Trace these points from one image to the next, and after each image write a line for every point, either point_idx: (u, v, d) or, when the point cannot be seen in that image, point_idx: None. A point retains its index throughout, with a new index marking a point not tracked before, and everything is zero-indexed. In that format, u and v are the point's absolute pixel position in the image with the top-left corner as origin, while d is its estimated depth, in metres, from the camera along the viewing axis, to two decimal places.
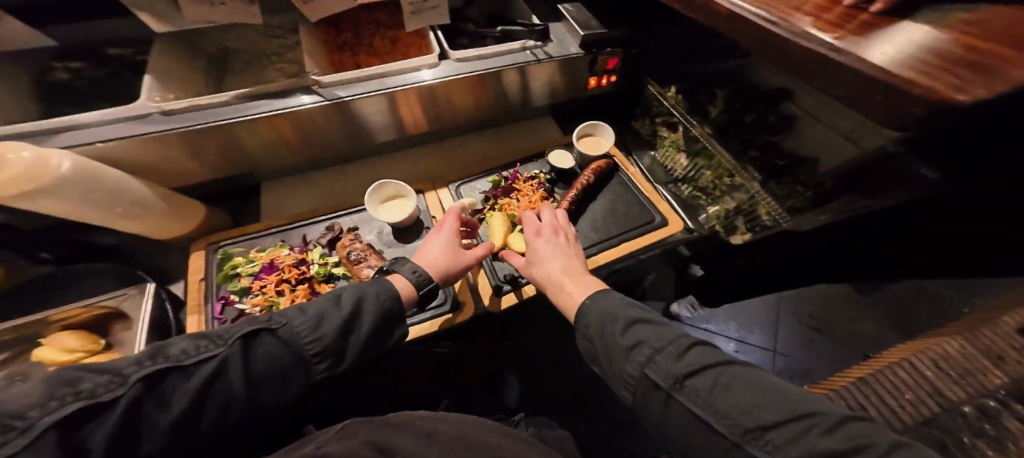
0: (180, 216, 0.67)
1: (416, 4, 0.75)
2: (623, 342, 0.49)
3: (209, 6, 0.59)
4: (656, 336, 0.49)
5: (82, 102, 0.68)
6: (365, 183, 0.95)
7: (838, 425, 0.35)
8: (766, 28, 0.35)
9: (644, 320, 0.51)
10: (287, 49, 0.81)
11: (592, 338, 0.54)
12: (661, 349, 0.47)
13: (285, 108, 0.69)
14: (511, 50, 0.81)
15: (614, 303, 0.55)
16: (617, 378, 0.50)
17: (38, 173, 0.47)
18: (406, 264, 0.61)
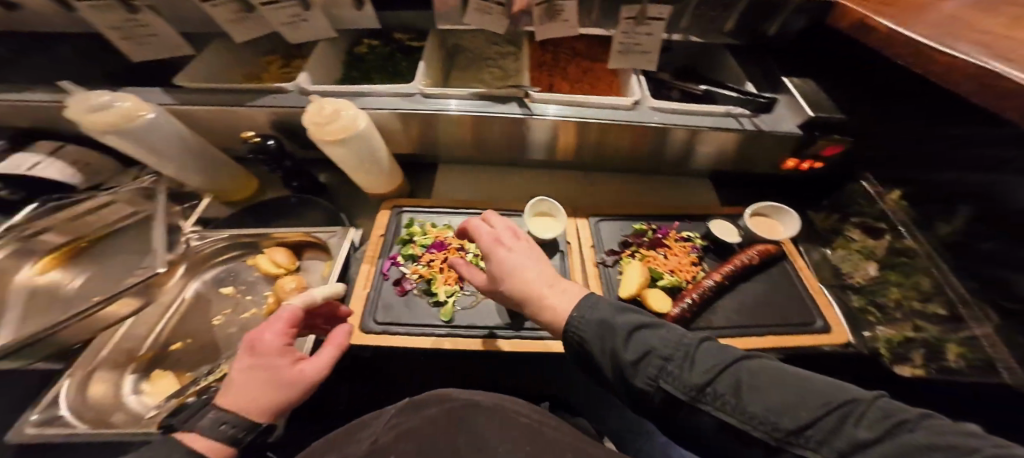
0: (391, 176, 0.81)
1: (628, 42, 0.71)
2: (625, 353, 0.40)
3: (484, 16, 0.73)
4: (666, 339, 0.40)
5: (364, 68, 0.89)
6: (522, 190, 1.02)
7: (877, 407, 0.27)
8: None
9: (643, 324, 0.42)
10: (502, 56, 0.95)
11: (592, 356, 0.44)
12: (672, 354, 0.38)
13: (505, 112, 0.77)
14: (713, 112, 0.75)
15: (606, 309, 0.45)
16: (621, 392, 0.41)
17: (352, 128, 0.62)
18: (206, 412, 0.40)
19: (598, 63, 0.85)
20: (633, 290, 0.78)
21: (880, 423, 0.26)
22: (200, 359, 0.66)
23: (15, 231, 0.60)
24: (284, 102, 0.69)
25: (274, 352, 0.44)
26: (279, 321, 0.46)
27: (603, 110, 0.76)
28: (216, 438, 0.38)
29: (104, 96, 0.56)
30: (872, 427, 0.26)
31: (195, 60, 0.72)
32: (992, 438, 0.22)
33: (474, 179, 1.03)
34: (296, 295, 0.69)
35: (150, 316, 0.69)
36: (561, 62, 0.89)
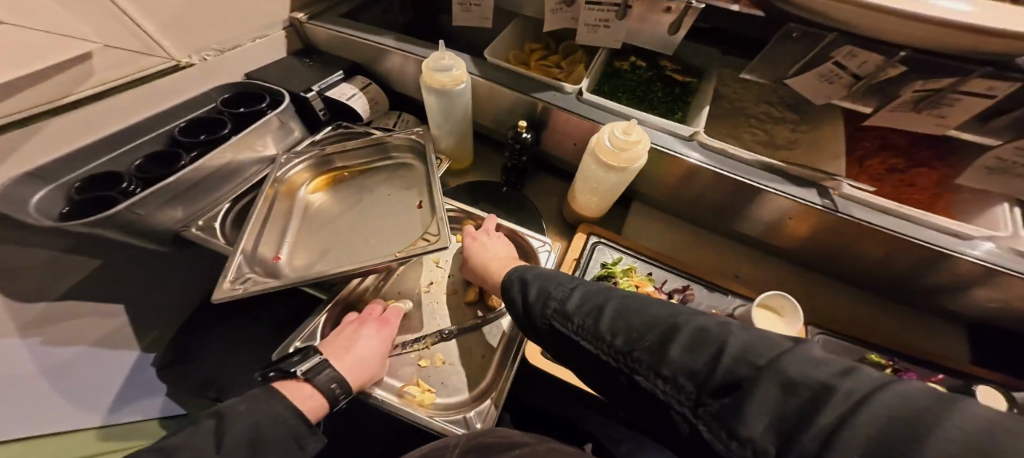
0: (612, 203, 0.75)
1: (1009, 166, 0.53)
2: (527, 298, 0.46)
3: (823, 82, 0.56)
4: (556, 282, 0.46)
5: (621, 84, 0.84)
6: (722, 261, 0.89)
7: (693, 331, 0.31)
8: None
9: (546, 273, 0.48)
10: (769, 120, 0.77)
11: (512, 306, 0.49)
12: (559, 295, 0.43)
13: (796, 196, 0.63)
14: None
15: (526, 268, 0.50)
16: (529, 331, 0.47)
17: (640, 161, 0.59)
18: (324, 370, 0.50)
19: (918, 168, 0.66)
20: None
21: (703, 350, 0.29)
22: (408, 326, 0.64)
23: (317, 149, 0.69)
24: (565, 104, 0.70)
25: (386, 340, 0.57)
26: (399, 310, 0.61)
27: (939, 235, 0.58)
28: (325, 393, 0.49)
29: (451, 59, 0.58)
30: (693, 350, 0.29)
31: (497, 44, 0.81)
32: (800, 368, 0.24)
33: (672, 228, 0.93)
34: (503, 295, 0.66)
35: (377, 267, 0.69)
36: (857, 149, 0.70)
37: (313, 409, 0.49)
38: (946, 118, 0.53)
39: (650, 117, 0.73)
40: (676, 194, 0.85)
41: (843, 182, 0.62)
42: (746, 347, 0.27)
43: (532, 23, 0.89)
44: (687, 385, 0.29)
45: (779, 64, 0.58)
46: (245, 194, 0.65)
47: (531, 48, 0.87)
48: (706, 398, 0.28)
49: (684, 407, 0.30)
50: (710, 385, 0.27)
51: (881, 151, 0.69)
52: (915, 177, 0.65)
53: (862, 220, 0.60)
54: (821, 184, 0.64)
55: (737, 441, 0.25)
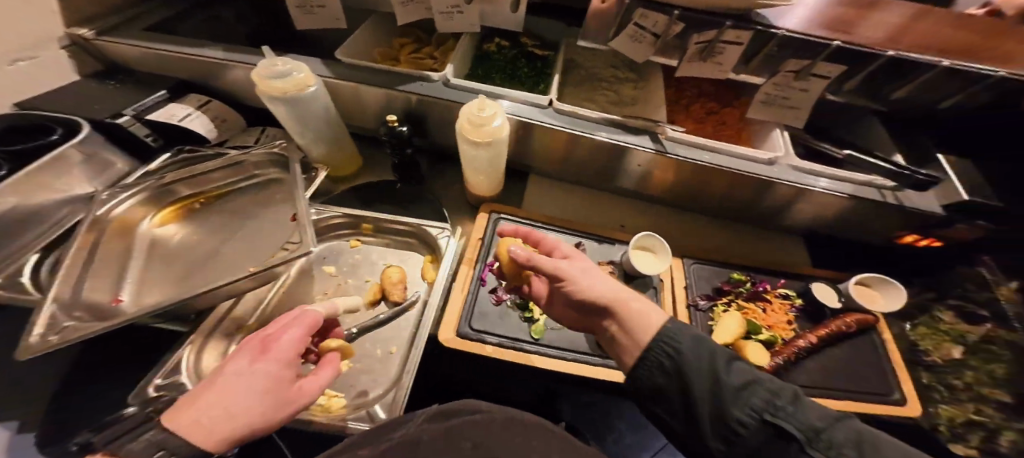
0: (498, 180, 0.80)
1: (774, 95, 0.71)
2: (732, 380, 0.38)
3: (634, 42, 0.67)
4: (767, 380, 0.38)
5: (492, 68, 0.88)
6: (609, 215, 1.01)
7: None
8: None
9: (745, 363, 0.41)
10: (620, 81, 0.94)
11: (676, 366, 0.41)
12: (778, 396, 0.36)
13: (634, 145, 0.75)
14: (858, 180, 0.73)
15: (714, 345, 0.42)
16: (704, 413, 0.37)
17: (503, 135, 0.64)
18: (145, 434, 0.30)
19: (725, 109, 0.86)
20: (728, 339, 0.76)
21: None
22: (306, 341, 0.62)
23: (153, 179, 0.62)
24: (429, 91, 0.72)
25: (274, 369, 0.39)
26: (302, 325, 0.45)
27: (741, 161, 0.73)
28: None
29: (284, 64, 0.56)
30: None
31: (350, 39, 0.78)
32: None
33: (565, 194, 1.02)
34: (401, 288, 0.67)
35: (258, 291, 0.65)
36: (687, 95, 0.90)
37: None
38: (723, 64, 0.67)
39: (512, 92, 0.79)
40: (560, 163, 0.93)
41: (666, 127, 0.75)
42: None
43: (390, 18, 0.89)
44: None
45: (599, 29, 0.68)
46: (62, 239, 0.58)
47: (394, 40, 0.87)
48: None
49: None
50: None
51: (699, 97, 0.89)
52: (720, 116, 0.85)
53: (686, 158, 0.74)
54: (653, 133, 0.77)
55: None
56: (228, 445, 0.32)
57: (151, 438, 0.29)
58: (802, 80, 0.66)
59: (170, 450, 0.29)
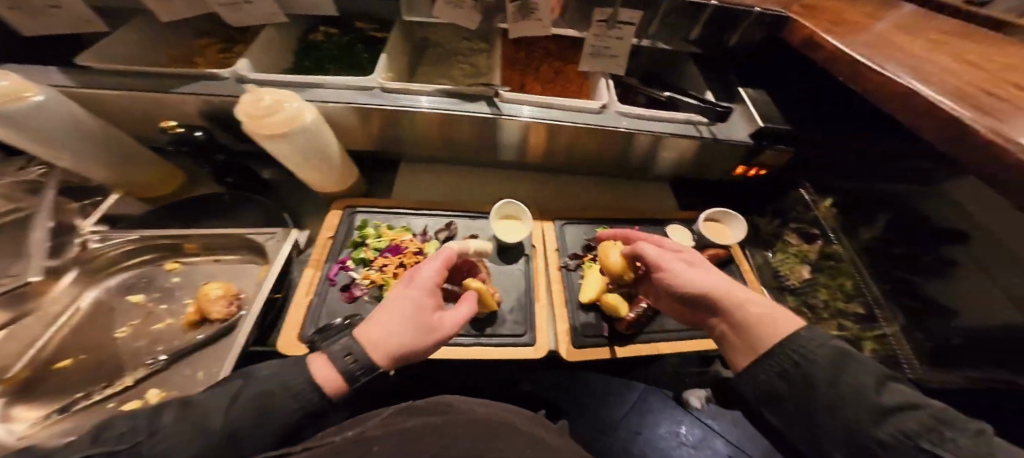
0: (342, 174, 0.73)
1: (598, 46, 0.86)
2: (880, 399, 0.34)
3: (452, 8, 0.72)
4: (935, 409, 0.32)
5: (321, 56, 0.78)
6: (485, 191, 0.99)
7: None
8: None
9: (899, 382, 0.36)
10: (475, 53, 0.93)
11: (787, 368, 0.40)
12: (947, 426, 0.30)
13: (471, 112, 0.76)
14: (675, 119, 0.84)
15: (863, 361, 0.38)
16: (829, 427, 0.36)
17: (306, 122, 0.55)
18: (341, 338, 0.41)
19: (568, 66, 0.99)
20: (593, 295, 0.82)
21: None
22: (98, 378, 0.57)
23: None
24: (219, 91, 0.63)
25: (414, 306, 0.45)
26: (438, 260, 0.51)
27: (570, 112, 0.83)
28: (337, 367, 0.39)
29: None
30: None
31: (105, 42, 0.66)
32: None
33: (437, 177, 0.98)
34: (224, 304, 0.62)
35: (31, 327, 0.59)
36: (535, 61, 1.00)
37: (326, 382, 0.39)
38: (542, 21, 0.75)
39: (334, 79, 0.70)
40: (419, 145, 0.89)
41: (497, 89, 0.78)
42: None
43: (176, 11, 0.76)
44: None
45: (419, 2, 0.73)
46: None
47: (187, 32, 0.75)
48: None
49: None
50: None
51: (546, 57, 1.00)
52: (564, 75, 0.99)
53: (528, 117, 0.80)
54: (489, 96, 0.80)
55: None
56: (397, 363, 0.42)
57: (339, 350, 0.40)
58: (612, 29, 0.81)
59: (355, 362, 0.39)
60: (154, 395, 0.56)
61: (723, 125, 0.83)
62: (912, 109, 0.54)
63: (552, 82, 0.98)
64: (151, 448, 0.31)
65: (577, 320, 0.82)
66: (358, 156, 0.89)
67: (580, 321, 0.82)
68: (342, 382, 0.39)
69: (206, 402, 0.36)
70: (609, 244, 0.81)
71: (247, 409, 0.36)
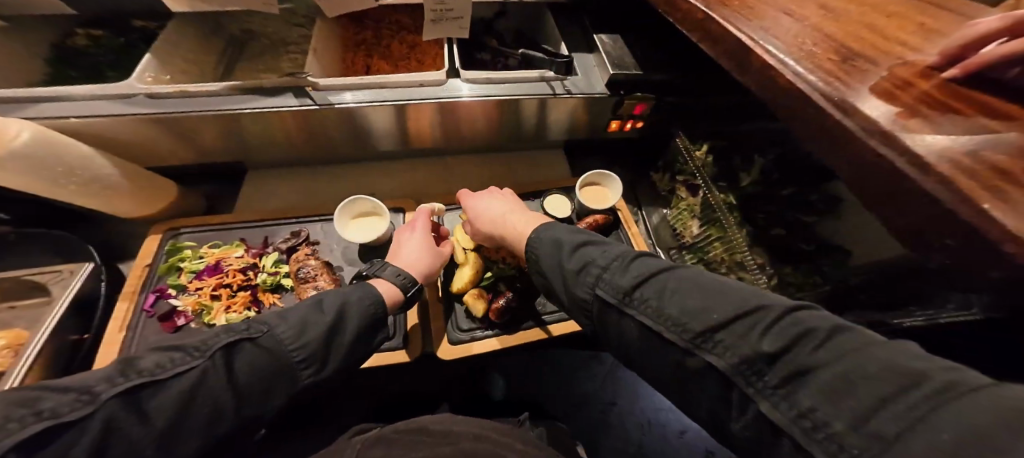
0: (144, 197, 0.66)
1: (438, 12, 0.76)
2: (575, 267, 0.47)
3: None
4: (604, 254, 0.46)
5: (93, 64, 0.67)
6: (355, 188, 0.92)
7: (782, 317, 0.30)
8: (835, 119, 0.36)
9: (591, 242, 0.49)
10: (307, 39, 0.82)
11: (544, 271, 0.52)
12: (608, 267, 0.44)
13: (281, 106, 0.68)
14: (529, 78, 0.79)
15: (564, 233, 0.52)
16: (572, 303, 0.48)
17: (21, 141, 0.48)
18: (387, 268, 0.62)
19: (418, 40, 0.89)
20: (463, 283, 0.77)
21: (788, 335, 0.29)
22: None
23: None
24: None
25: (427, 236, 0.71)
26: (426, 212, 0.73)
27: (406, 90, 0.76)
28: (395, 282, 0.60)
29: None
30: (773, 338, 0.29)
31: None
32: (923, 365, 0.23)
33: (296, 180, 0.89)
34: (8, 355, 0.56)
35: None
36: (382, 39, 0.90)
37: (391, 297, 0.59)
38: None
39: (83, 87, 0.60)
40: (257, 151, 0.80)
41: (305, 79, 0.69)
42: (869, 342, 0.26)
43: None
44: (760, 368, 0.29)
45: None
46: None
47: None
48: (770, 375, 0.28)
49: (740, 388, 0.30)
50: (781, 365, 0.28)
51: (397, 32, 0.90)
52: (419, 48, 0.89)
53: (355, 102, 0.72)
54: (300, 87, 0.70)
55: (810, 423, 0.25)
56: (428, 278, 0.67)
57: (390, 273, 0.61)
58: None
59: (400, 277, 0.62)
60: None
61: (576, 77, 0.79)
62: (725, 48, 0.49)
63: (405, 59, 0.88)
64: (268, 341, 0.43)
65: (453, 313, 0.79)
66: (190, 171, 0.80)
67: (457, 313, 0.79)
68: (398, 294, 0.61)
69: (301, 312, 0.47)
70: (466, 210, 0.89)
71: (258, 351, 0.42)
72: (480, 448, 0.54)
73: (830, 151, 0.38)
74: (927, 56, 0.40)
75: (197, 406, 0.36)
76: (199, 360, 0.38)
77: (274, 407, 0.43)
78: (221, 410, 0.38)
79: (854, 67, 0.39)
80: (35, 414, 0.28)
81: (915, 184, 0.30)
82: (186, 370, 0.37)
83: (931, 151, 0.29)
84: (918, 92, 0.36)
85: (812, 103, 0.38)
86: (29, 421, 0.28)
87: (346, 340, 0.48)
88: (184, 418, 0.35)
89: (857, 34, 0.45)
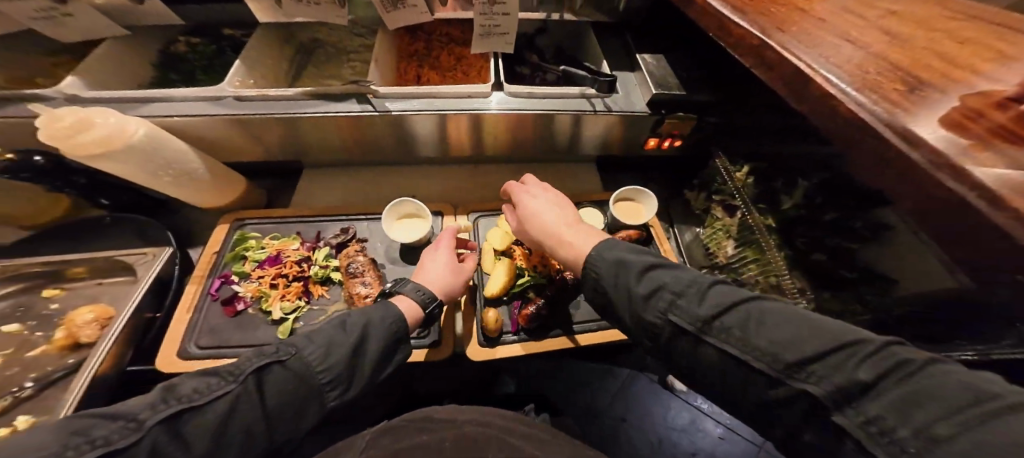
0: (221, 189, 0.73)
1: (488, 28, 0.81)
2: (642, 290, 0.46)
3: (307, 5, 0.70)
4: (675, 279, 0.46)
5: (188, 70, 0.75)
6: (399, 189, 0.97)
7: (879, 349, 0.30)
8: (901, 150, 0.37)
9: (658, 265, 0.49)
10: (367, 49, 0.90)
11: (603, 290, 0.51)
12: (683, 294, 0.44)
13: (344, 112, 0.74)
14: (570, 94, 0.82)
15: (623, 251, 0.52)
16: (636, 326, 0.47)
17: (139, 136, 0.55)
18: (408, 285, 0.64)
19: (466, 52, 0.95)
20: (498, 289, 0.79)
21: (883, 367, 0.29)
22: None
23: None
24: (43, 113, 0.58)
25: (450, 253, 0.72)
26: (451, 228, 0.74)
27: (456, 101, 0.81)
28: (416, 297, 0.62)
29: None
30: (869, 370, 0.29)
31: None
32: (1004, 392, 0.24)
33: (345, 179, 0.95)
34: (95, 327, 0.61)
35: None
36: (433, 50, 0.96)
37: (411, 311, 0.61)
38: (418, 5, 0.78)
39: (181, 90, 0.68)
40: (317, 152, 0.87)
41: (368, 87, 0.75)
42: (960, 373, 0.27)
43: (24, 33, 0.71)
44: (851, 398, 0.29)
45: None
46: None
47: (38, 57, 0.72)
48: (865, 403, 0.29)
49: (830, 415, 0.30)
50: (875, 395, 0.29)
51: (447, 44, 0.96)
52: (466, 59, 0.95)
53: (408, 110, 0.78)
54: (363, 93, 0.77)
55: (874, 427, 0.28)
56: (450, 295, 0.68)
57: (412, 289, 0.63)
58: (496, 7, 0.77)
59: (423, 294, 0.63)
60: (22, 422, 0.54)
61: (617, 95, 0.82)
62: (781, 73, 0.50)
63: (454, 71, 0.94)
64: (296, 364, 0.46)
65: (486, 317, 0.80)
66: (255, 167, 0.87)
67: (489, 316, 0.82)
68: (420, 311, 0.62)
69: (327, 334, 0.50)
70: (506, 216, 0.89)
71: (283, 378, 0.45)
72: (485, 433, 0.57)
73: (896, 180, 0.38)
74: (997, 86, 0.40)
75: (233, 431, 0.40)
76: (231, 384, 0.42)
77: (304, 428, 0.47)
78: (255, 434, 0.42)
79: (916, 98, 0.40)
80: (88, 444, 0.31)
81: (987, 217, 0.30)
82: (222, 394, 0.40)
83: (1005, 183, 0.29)
84: (990, 124, 0.36)
85: (874, 132, 0.39)
86: (84, 448, 0.31)
87: (367, 360, 0.52)
88: (221, 443, 0.39)
89: (922, 64, 0.45)
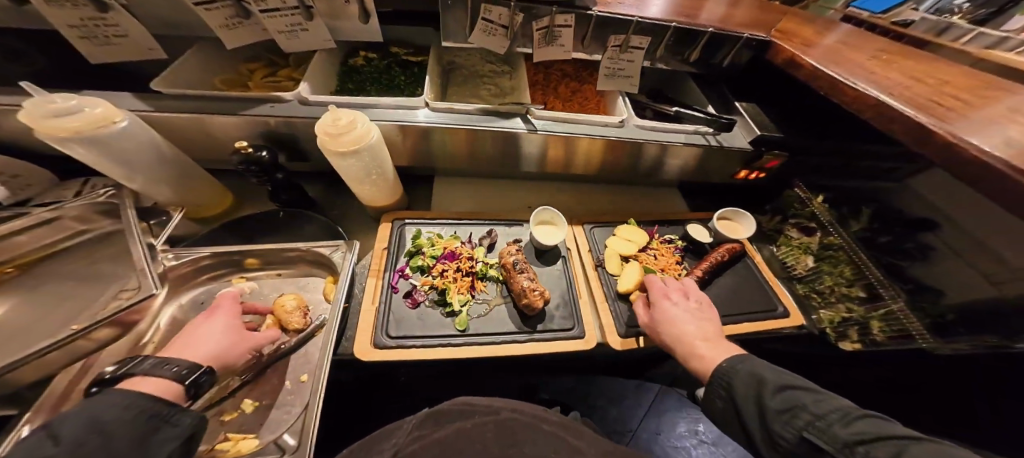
0: (393, 190, 0.79)
1: (614, 70, 0.95)
2: (774, 406, 0.54)
3: (488, 35, 0.82)
4: (815, 403, 0.52)
5: (369, 83, 0.85)
6: (515, 198, 1.06)
7: None
8: (1018, 183, 0.52)
9: (796, 387, 0.56)
10: (496, 73, 1.04)
11: (732, 396, 0.59)
12: (824, 417, 0.50)
13: (509, 127, 0.86)
14: (686, 130, 0.97)
15: (757, 367, 0.60)
16: (765, 437, 0.55)
17: (372, 137, 0.63)
18: (148, 361, 0.43)
19: (584, 86, 1.09)
20: (631, 287, 0.85)
21: None
22: None
23: None
24: (286, 113, 0.67)
25: (221, 319, 0.54)
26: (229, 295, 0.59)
27: (596, 127, 0.93)
28: (169, 377, 0.43)
29: (65, 99, 0.50)
30: None
31: (176, 66, 0.70)
32: None
33: (468, 188, 1.04)
34: (300, 314, 0.63)
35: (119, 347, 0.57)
36: (552, 79, 1.09)
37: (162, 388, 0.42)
38: (564, 45, 0.87)
39: (387, 99, 0.80)
40: (457, 162, 0.96)
41: (531, 108, 0.87)
42: None
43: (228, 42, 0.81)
44: None
45: (456, 26, 0.81)
46: None
47: (237, 64, 0.82)
48: None
49: None
50: None
51: (564, 76, 1.10)
52: (583, 89, 1.09)
53: (556, 131, 0.89)
54: (523, 113, 0.89)
55: None
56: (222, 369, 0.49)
57: (156, 367, 0.43)
58: (629, 52, 0.91)
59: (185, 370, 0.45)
60: (250, 404, 0.56)
61: (728, 134, 0.97)
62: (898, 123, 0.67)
63: (570, 101, 1.07)
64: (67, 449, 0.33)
65: (617, 310, 0.84)
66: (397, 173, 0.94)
67: (619, 312, 0.84)
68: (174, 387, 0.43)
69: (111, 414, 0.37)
70: (623, 227, 0.98)
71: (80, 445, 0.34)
72: (523, 419, 0.67)
73: (1016, 204, 0.53)
74: None
75: None
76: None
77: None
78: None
79: (1010, 146, 0.56)
80: None
81: None
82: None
83: None
84: None
85: (997, 169, 0.54)
86: None
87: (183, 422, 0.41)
88: None
89: (998, 121, 0.63)
